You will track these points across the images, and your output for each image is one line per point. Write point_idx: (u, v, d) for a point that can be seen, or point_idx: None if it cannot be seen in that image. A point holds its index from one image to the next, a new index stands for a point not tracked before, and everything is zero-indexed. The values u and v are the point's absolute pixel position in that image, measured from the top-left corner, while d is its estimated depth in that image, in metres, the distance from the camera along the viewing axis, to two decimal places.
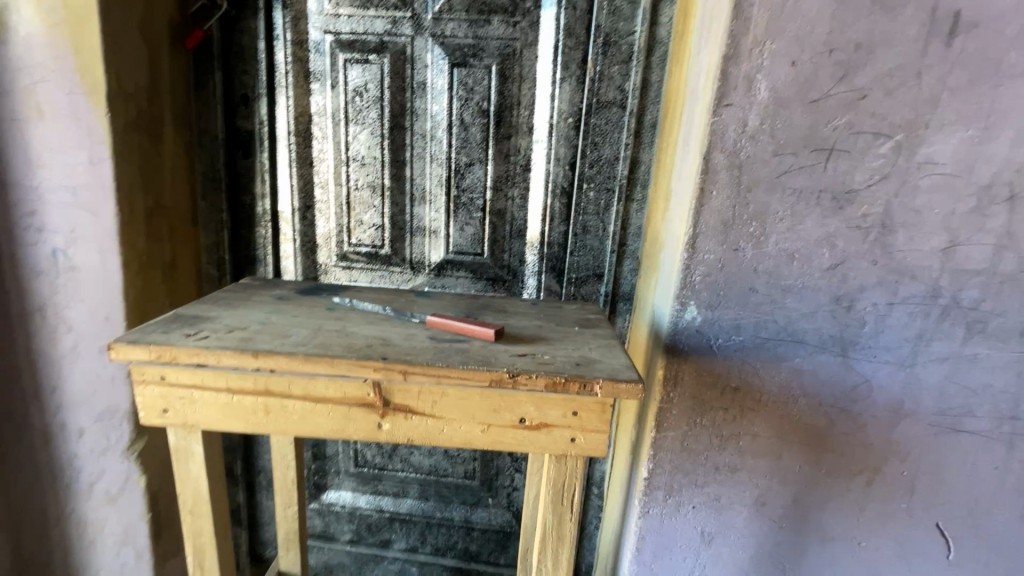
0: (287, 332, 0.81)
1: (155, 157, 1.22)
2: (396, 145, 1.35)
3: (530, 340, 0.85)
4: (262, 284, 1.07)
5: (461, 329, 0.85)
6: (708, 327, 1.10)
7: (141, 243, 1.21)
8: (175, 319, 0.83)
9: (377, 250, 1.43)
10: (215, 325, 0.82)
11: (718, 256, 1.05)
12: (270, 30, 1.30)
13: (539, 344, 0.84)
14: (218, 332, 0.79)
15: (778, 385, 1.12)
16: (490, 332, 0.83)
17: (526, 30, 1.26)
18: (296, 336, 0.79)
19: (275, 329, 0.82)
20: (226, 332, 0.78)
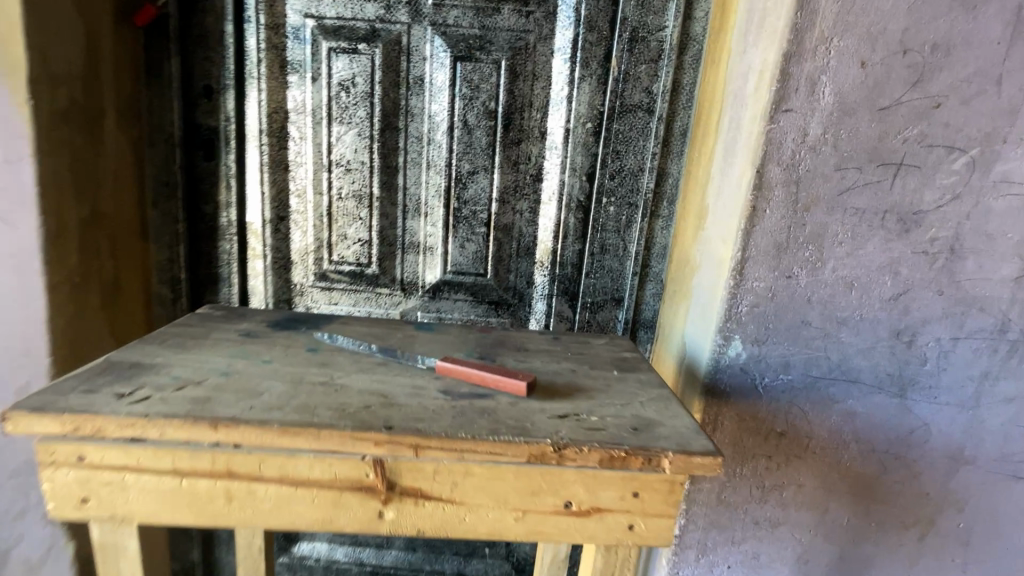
0: (257, 387, 0.62)
1: (92, 156, 1.01)
2: (387, 149, 1.17)
3: (567, 394, 0.68)
4: (225, 315, 0.87)
5: (480, 379, 0.68)
6: (752, 365, 0.95)
7: (74, 261, 0.99)
8: (106, 370, 0.63)
9: (362, 269, 1.24)
10: (160, 378, 0.62)
11: (769, 285, 0.91)
12: (239, 11, 1.11)
13: (580, 399, 0.67)
14: (163, 389, 0.59)
15: (827, 430, 0.97)
16: (521, 384, 0.65)
17: (541, 21, 1.10)
18: (269, 394, 0.60)
19: (242, 383, 0.63)
20: (174, 391, 0.59)
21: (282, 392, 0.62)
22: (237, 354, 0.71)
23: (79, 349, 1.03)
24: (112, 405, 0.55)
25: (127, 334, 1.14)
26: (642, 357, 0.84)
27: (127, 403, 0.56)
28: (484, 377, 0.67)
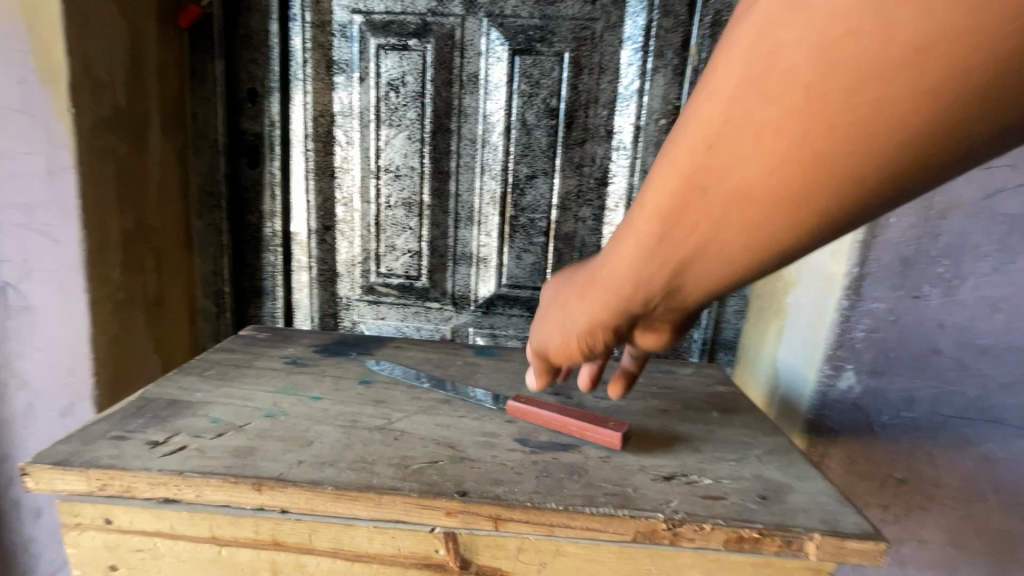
0: (306, 435, 0.53)
1: (136, 166, 0.96)
2: (439, 153, 1.08)
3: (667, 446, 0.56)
4: (270, 338, 0.80)
5: (563, 425, 0.57)
6: (868, 401, 0.80)
7: (117, 276, 0.94)
8: (143, 408, 0.56)
9: (411, 282, 1.15)
10: (198, 419, 0.54)
11: (891, 306, 0.77)
12: (285, 9, 1.04)
13: (684, 454, 0.56)
14: (201, 434, 0.52)
15: (959, 479, 0.81)
16: (615, 434, 0.54)
17: (608, 7, 0.99)
18: (320, 446, 0.52)
19: (289, 428, 0.54)
20: (214, 438, 0.51)
21: (335, 441, 0.53)
22: (283, 389, 0.63)
23: (122, 368, 0.98)
24: (143, 457, 0.47)
25: (170, 350, 1.10)
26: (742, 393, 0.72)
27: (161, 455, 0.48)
28: (574, 428, 0.56)
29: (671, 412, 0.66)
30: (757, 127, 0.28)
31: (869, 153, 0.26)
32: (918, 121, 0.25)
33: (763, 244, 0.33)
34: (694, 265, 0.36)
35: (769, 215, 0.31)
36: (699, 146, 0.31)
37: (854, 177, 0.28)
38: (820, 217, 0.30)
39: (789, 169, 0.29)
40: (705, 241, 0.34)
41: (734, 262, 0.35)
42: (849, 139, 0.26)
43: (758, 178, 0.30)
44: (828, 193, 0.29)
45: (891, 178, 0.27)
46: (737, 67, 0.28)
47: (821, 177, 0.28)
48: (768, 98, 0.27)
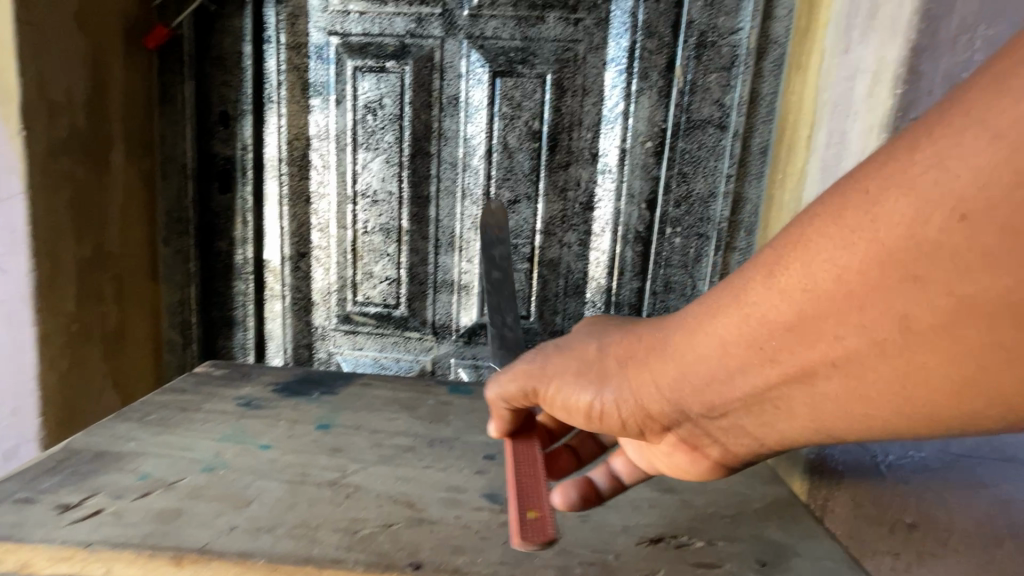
0: (244, 494, 0.47)
1: (96, 191, 0.91)
2: (418, 177, 1.03)
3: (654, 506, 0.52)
4: (227, 376, 0.74)
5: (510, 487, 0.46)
6: (872, 439, 0.77)
7: (70, 308, 0.88)
8: (66, 462, 0.51)
9: (389, 311, 1.10)
10: (123, 476, 0.49)
11: None
12: (259, 31, 1.01)
13: (666, 509, 0.52)
14: (120, 496, 0.46)
15: (973, 519, 0.71)
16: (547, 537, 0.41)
17: (591, 29, 0.96)
18: (259, 506, 0.46)
19: (225, 485, 0.48)
20: (136, 499, 0.46)
21: (276, 500, 0.47)
22: (229, 437, 0.57)
23: (75, 406, 0.91)
24: (46, 528, 0.42)
25: (131, 385, 1.03)
26: None
27: (70, 521, 0.43)
28: (516, 505, 0.44)
29: None
30: (952, 267, 0.28)
31: (1010, 352, 0.28)
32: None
33: (861, 388, 0.33)
34: (788, 374, 0.35)
35: (895, 352, 0.31)
36: (883, 251, 0.30)
37: (977, 365, 0.29)
38: (920, 384, 0.31)
39: (946, 318, 0.29)
40: (822, 349, 0.33)
41: (822, 393, 0.35)
42: (1012, 332, 0.28)
43: (920, 314, 0.30)
44: (947, 364, 0.30)
45: (996, 393, 0.30)
46: (962, 202, 0.27)
47: (961, 343, 0.29)
48: (976, 245, 0.27)
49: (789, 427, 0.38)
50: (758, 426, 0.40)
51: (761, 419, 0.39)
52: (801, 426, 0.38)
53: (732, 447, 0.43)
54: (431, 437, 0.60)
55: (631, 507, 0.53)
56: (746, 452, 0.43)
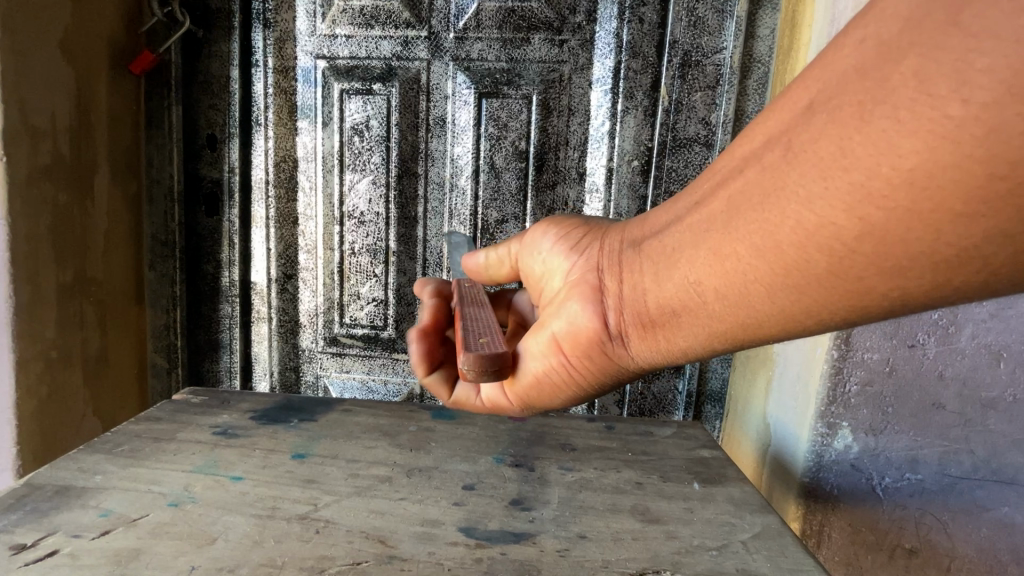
0: (210, 530, 0.50)
1: (79, 218, 0.91)
2: (405, 198, 1.03)
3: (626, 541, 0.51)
4: (205, 403, 0.75)
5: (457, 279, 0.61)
6: (868, 462, 0.73)
7: (50, 333, 0.87)
8: (35, 507, 0.52)
9: (376, 332, 1.08)
10: (89, 514, 0.52)
11: (884, 355, 0.69)
12: (246, 55, 1.01)
13: (639, 541, 0.52)
14: (87, 531, 0.49)
15: (976, 546, 0.73)
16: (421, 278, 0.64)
17: (576, 50, 0.96)
18: (224, 542, 0.49)
19: (191, 522, 0.51)
20: (95, 539, 0.49)
21: (243, 537, 0.50)
22: (201, 469, 0.59)
23: (51, 433, 0.88)
24: (13, 566, 0.45)
25: (112, 413, 1.01)
26: (727, 459, 0.65)
27: (38, 564, 0.46)
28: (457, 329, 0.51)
29: (646, 486, 0.60)
30: (836, 86, 0.29)
31: (846, 168, 0.28)
32: (896, 173, 0.27)
33: (736, 224, 0.34)
34: (695, 219, 0.37)
35: (769, 180, 0.32)
36: (801, 85, 0.32)
37: (818, 192, 0.30)
38: (777, 216, 0.32)
39: (812, 135, 0.30)
40: (727, 187, 0.35)
41: (705, 236, 0.36)
42: (856, 144, 0.28)
43: (799, 135, 0.31)
44: (799, 188, 0.31)
45: (822, 231, 0.30)
46: (868, 33, 0.28)
47: (813, 163, 0.30)
48: (857, 66, 0.28)
49: (674, 286, 0.39)
50: (651, 288, 0.41)
51: (655, 277, 0.40)
52: (685, 284, 0.38)
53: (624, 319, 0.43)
54: (408, 467, 0.61)
55: (611, 539, 0.52)
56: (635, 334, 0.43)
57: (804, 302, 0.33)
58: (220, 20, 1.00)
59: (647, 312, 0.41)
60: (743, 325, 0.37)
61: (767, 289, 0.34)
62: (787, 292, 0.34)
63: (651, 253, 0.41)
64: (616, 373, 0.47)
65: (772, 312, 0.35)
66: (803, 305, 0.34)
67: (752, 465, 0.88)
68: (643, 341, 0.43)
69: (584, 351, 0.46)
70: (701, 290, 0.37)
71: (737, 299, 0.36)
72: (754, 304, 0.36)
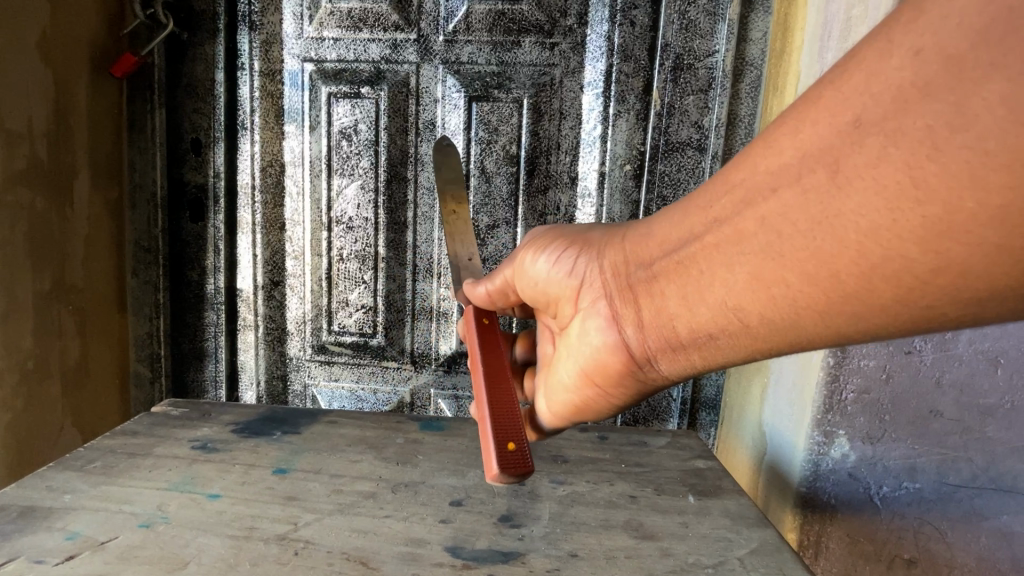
0: (182, 553, 0.48)
1: (57, 224, 0.89)
2: (395, 203, 1.01)
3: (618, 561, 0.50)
4: (185, 416, 0.72)
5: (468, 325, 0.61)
6: (865, 471, 0.71)
7: (26, 343, 0.84)
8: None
9: (366, 340, 1.06)
10: (55, 537, 0.49)
11: (880, 363, 0.68)
12: (232, 58, 0.99)
13: (632, 559, 0.50)
14: (51, 555, 0.47)
15: (976, 556, 0.72)
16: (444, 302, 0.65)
17: (567, 53, 0.95)
18: (196, 567, 0.47)
19: (162, 545, 0.49)
20: (58, 564, 0.46)
21: (217, 560, 0.48)
22: (177, 486, 0.57)
23: (27, 447, 0.86)
24: None
25: (93, 425, 0.98)
26: (722, 470, 0.64)
27: None
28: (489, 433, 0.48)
29: (640, 499, 0.59)
30: (893, 107, 0.28)
31: (918, 201, 0.27)
32: (978, 207, 0.26)
33: (778, 248, 0.33)
34: (725, 238, 0.36)
35: (817, 204, 0.31)
36: (838, 96, 0.30)
37: (880, 222, 0.29)
38: (832, 243, 0.31)
39: (869, 160, 0.29)
40: (759, 205, 0.34)
41: (742, 259, 0.35)
42: (929, 175, 0.27)
43: (851, 157, 0.29)
44: (857, 216, 0.29)
45: (890, 264, 0.29)
46: (922, 43, 0.27)
47: (871, 191, 0.29)
48: (919, 84, 0.27)
49: (705, 310, 0.38)
50: (680, 312, 0.40)
51: (682, 301, 0.40)
52: (720, 308, 0.38)
53: (651, 342, 0.43)
54: (394, 482, 0.59)
55: (603, 557, 0.50)
56: (663, 355, 0.43)
57: (860, 326, 0.33)
58: (204, 23, 0.98)
59: (679, 336, 0.41)
60: (789, 346, 0.37)
61: (816, 315, 0.34)
62: (843, 317, 0.33)
63: (671, 274, 0.40)
64: (647, 390, 0.47)
65: (824, 335, 0.35)
66: (855, 329, 0.33)
67: (748, 474, 0.87)
68: (676, 363, 0.43)
69: (613, 373, 0.47)
70: (741, 314, 0.37)
71: (784, 323, 0.35)
72: (802, 326, 0.35)
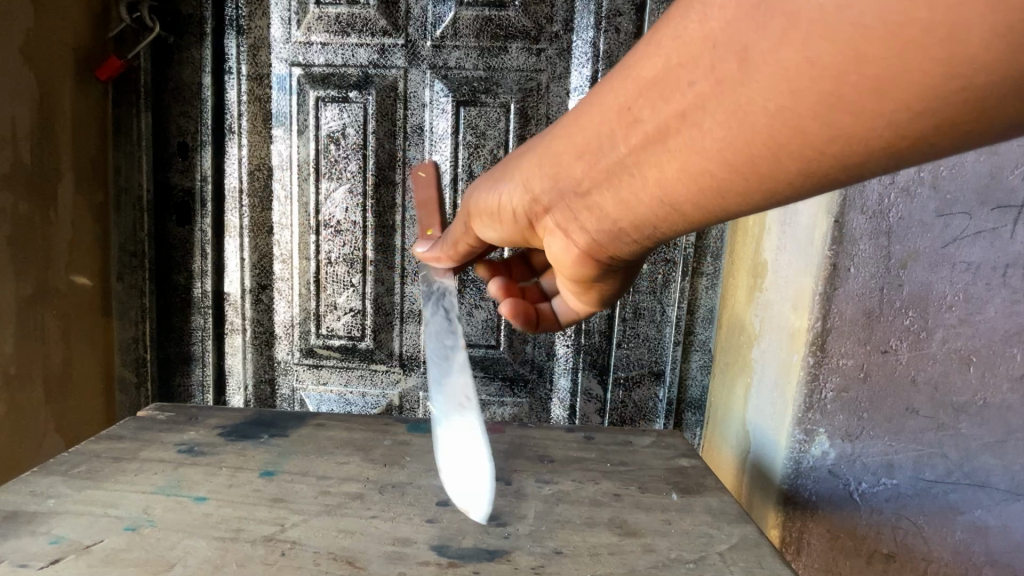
0: (168, 556, 0.48)
1: (42, 228, 0.88)
2: (383, 207, 1.02)
3: (602, 558, 0.50)
4: (171, 420, 0.72)
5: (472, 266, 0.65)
6: (845, 468, 0.73)
7: (9, 348, 0.84)
8: None
9: (354, 343, 1.06)
10: (38, 542, 0.49)
11: (858, 362, 0.70)
12: (218, 62, 0.99)
13: (615, 555, 0.51)
14: (35, 560, 0.47)
15: (952, 548, 0.74)
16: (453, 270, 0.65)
17: (554, 59, 0.96)
18: (183, 569, 0.47)
19: (148, 547, 0.49)
20: (42, 569, 0.46)
21: (203, 562, 0.48)
22: (163, 489, 0.57)
23: (11, 453, 0.85)
24: None
25: (77, 431, 0.98)
26: (705, 468, 0.65)
27: None
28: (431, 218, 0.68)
29: (624, 497, 0.60)
30: None
31: (815, 82, 0.26)
32: (866, 79, 0.24)
33: (696, 141, 0.32)
34: (648, 139, 0.34)
35: (723, 93, 0.29)
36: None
37: (783, 104, 0.27)
38: (742, 133, 0.30)
39: (770, 37, 0.26)
40: (667, 100, 0.32)
41: (660, 162, 0.34)
42: (824, 54, 0.25)
43: (751, 39, 0.27)
44: (763, 104, 0.28)
45: (794, 150, 0.29)
46: None
47: (773, 71, 0.27)
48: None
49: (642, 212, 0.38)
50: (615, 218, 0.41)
51: (618, 209, 0.40)
52: (650, 210, 0.38)
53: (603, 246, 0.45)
54: (381, 483, 0.60)
55: (587, 554, 0.51)
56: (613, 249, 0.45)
57: None
58: (191, 26, 0.98)
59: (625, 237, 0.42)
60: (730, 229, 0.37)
61: (745, 204, 0.34)
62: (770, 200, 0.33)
63: (602, 190, 0.40)
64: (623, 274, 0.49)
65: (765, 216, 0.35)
66: None
67: (733, 473, 0.88)
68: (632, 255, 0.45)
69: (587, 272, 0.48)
70: (676, 210, 0.36)
71: (713, 213, 0.36)
72: (732, 209, 0.34)
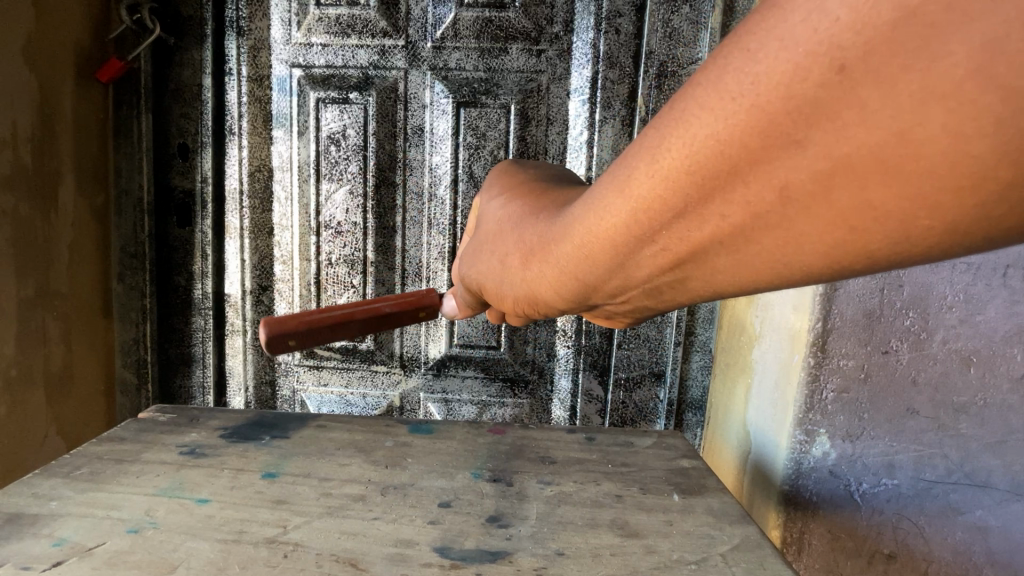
0: (171, 558, 0.48)
1: (42, 229, 0.89)
2: (383, 208, 1.02)
3: (605, 559, 0.51)
4: (174, 421, 0.72)
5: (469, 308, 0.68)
6: (845, 468, 0.73)
7: (9, 351, 0.84)
8: None
9: (354, 344, 1.06)
10: (41, 544, 0.49)
11: (859, 363, 0.70)
12: (219, 63, 0.99)
13: (618, 556, 0.51)
14: (37, 562, 0.47)
15: (952, 549, 0.74)
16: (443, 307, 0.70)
17: (553, 60, 0.96)
18: (185, 572, 0.47)
19: (151, 549, 0.49)
20: (45, 571, 0.46)
21: (207, 564, 0.48)
22: (166, 491, 0.57)
23: (12, 456, 0.85)
24: None
25: (78, 433, 0.98)
26: (707, 469, 0.65)
27: None
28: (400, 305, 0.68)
29: (626, 498, 0.60)
30: (831, 134, 0.25)
31: (876, 219, 0.26)
32: (935, 217, 0.24)
33: (752, 259, 0.32)
34: (695, 254, 0.34)
35: (781, 221, 0.29)
36: (749, 104, 0.26)
37: (849, 238, 0.27)
38: (800, 253, 0.30)
39: (824, 185, 0.26)
40: (714, 226, 0.31)
41: (711, 268, 0.34)
42: (883, 196, 0.25)
43: (799, 180, 0.27)
44: (820, 232, 0.28)
45: (855, 264, 0.29)
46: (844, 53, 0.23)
47: (834, 213, 0.27)
48: (846, 106, 0.24)
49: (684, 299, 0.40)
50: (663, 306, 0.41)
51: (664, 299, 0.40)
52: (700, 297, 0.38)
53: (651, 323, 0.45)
54: (383, 484, 0.60)
55: (590, 555, 0.51)
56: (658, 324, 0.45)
57: None
58: (191, 27, 0.98)
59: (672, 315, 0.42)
60: None
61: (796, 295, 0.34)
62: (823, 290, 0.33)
63: (645, 288, 0.39)
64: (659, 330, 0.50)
65: None
66: None
67: (733, 473, 0.88)
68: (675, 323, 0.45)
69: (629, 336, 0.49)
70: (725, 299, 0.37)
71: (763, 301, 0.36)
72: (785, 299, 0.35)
